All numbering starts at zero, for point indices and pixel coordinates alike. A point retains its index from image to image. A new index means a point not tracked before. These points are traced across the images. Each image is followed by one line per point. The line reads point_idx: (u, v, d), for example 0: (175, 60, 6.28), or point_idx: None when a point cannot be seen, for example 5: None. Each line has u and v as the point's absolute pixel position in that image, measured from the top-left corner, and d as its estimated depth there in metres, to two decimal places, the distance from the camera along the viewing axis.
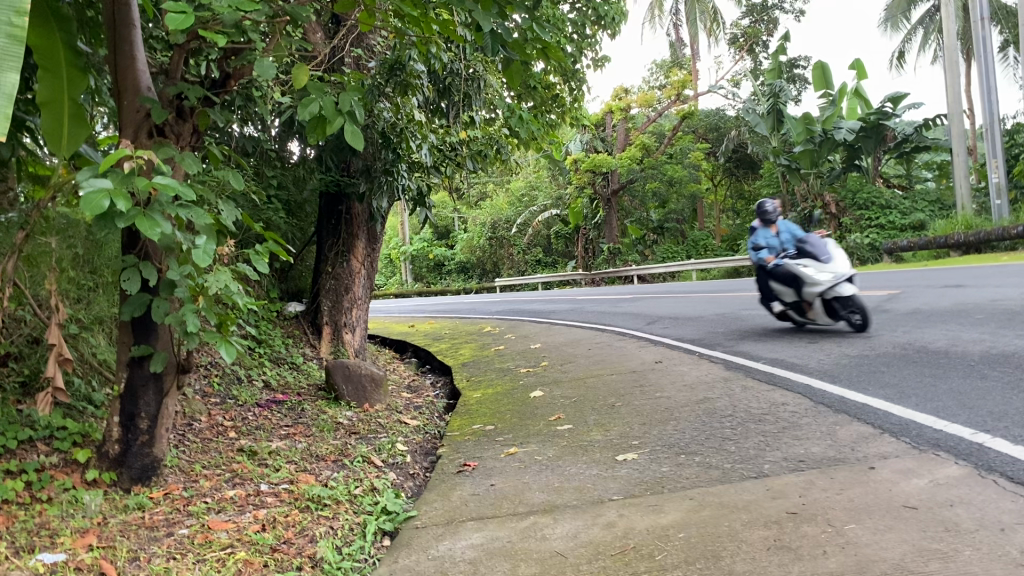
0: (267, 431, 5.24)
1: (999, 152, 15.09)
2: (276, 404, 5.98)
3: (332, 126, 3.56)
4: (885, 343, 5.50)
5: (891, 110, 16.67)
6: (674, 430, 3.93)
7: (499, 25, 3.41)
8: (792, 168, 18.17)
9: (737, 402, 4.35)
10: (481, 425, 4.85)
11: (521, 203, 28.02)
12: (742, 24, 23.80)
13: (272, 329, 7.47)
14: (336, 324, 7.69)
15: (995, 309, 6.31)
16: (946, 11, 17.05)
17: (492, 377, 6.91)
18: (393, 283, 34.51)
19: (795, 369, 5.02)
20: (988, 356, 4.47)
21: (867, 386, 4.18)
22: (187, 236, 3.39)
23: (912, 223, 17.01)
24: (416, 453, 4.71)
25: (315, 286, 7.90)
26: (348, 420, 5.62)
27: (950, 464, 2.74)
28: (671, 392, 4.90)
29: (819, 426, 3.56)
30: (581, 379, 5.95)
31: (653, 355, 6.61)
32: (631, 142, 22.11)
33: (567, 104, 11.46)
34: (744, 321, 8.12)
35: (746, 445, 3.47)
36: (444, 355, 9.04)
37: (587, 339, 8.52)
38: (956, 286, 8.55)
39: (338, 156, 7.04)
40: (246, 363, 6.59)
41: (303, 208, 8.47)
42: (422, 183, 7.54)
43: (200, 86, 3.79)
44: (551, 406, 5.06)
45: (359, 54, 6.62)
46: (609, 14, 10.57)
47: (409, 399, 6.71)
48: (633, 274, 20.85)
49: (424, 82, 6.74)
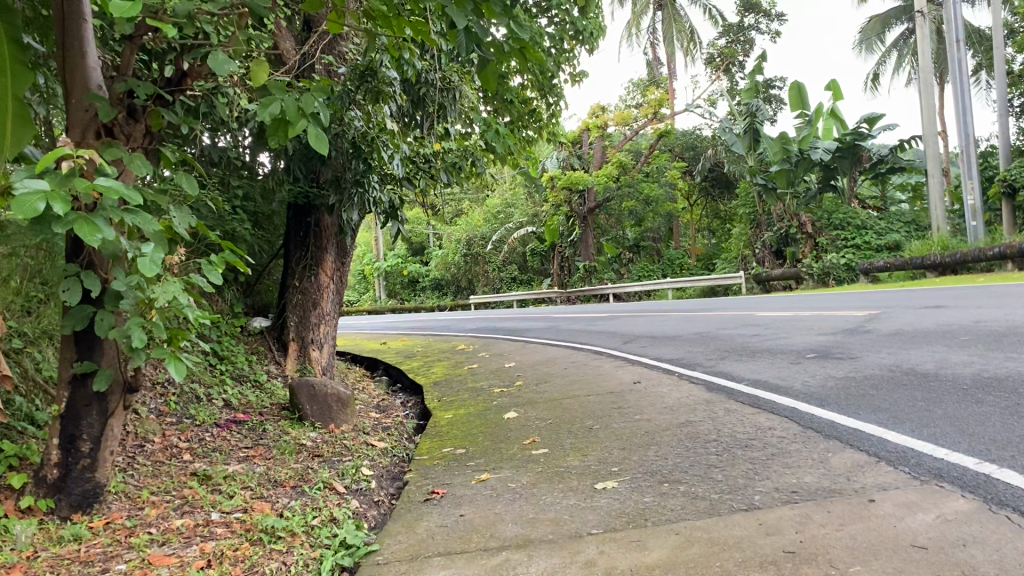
0: (225, 453, 4.96)
1: (974, 174, 15.15)
2: (236, 424, 5.69)
3: (296, 129, 3.31)
4: (871, 364, 5.32)
5: (867, 131, 16.81)
6: (656, 455, 3.71)
7: (475, 22, 3.17)
8: (768, 187, 18.17)
9: (720, 426, 4.14)
10: (452, 449, 4.60)
11: (497, 220, 27.84)
12: (718, 44, 23.94)
13: (235, 345, 7.18)
14: (303, 339, 7.39)
15: (982, 330, 6.18)
16: (921, 33, 17.15)
17: (465, 397, 6.64)
18: (366, 300, 34.14)
19: (780, 391, 4.83)
20: (982, 379, 4.29)
21: (858, 410, 3.98)
22: (132, 243, 3.12)
23: (888, 244, 16.91)
24: (382, 478, 4.44)
25: (281, 302, 7.64)
26: (312, 442, 5.36)
27: (957, 498, 2.53)
28: (650, 415, 4.67)
29: (810, 454, 3.35)
30: (557, 400, 5.71)
31: (632, 375, 6.39)
32: (608, 159, 22.01)
33: (545, 119, 11.29)
34: (724, 340, 7.94)
35: (733, 473, 3.25)
36: (416, 373, 8.77)
37: (563, 358, 8.30)
38: (936, 306, 8.44)
39: (307, 166, 6.82)
40: (205, 380, 6.30)
41: (270, 219, 8.19)
42: (394, 195, 7.26)
43: (152, 83, 3.55)
44: (525, 429, 4.82)
45: (330, 61, 6.41)
46: (587, 28, 10.44)
47: (377, 419, 6.44)
48: (609, 292, 20.72)
49: (396, 91, 6.53)
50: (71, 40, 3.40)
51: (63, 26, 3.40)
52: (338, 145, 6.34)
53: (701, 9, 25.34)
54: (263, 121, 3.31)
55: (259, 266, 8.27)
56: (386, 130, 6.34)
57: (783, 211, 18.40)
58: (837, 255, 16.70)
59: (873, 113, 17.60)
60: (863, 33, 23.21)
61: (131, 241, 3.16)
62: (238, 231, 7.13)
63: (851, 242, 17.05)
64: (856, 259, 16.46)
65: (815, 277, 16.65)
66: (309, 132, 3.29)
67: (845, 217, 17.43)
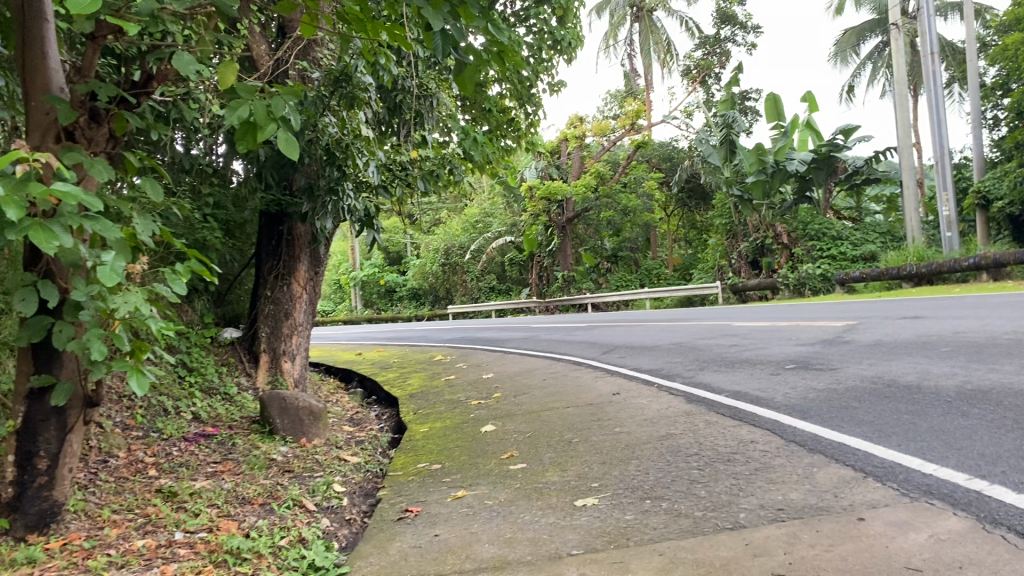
0: (193, 469, 4.80)
1: (949, 185, 15.27)
2: (205, 438, 5.53)
3: (265, 133, 3.20)
4: (852, 376, 5.27)
5: (842, 142, 16.92)
6: (637, 471, 3.61)
7: (451, 24, 3.08)
8: (744, 199, 18.23)
9: (702, 439, 4.05)
10: (428, 464, 4.48)
11: (475, 229, 27.70)
12: (695, 56, 24.06)
13: (204, 356, 7.01)
14: (275, 351, 7.22)
15: (961, 341, 6.15)
16: (895, 46, 17.29)
17: (442, 409, 6.51)
18: (342, 309, 33.85)
19: (761, 403, 4.74)
20: (965, 391, 4.24)
21: (841, 423, 3.90)
22: (92, 251, 2.98)
23: (863, 254, 17.00)
24: (355, 495, 4.31)
25: (253, 312, 7.48)
26: (283, 457, 5.22)
27: (949, 516, 2.45)
28: (630, 428, 4.58)
29: (795, 469, 3.27)
30: (535, 412, 5.60)
31: (611, 386, 6.29)
32: (587, 169, 21.91)
33: (523, 128, 11.20)
34: (703, 350, 7.88)
35: (717, 489, 3.15)
36: (392, 385, 8.63)
37: (541, 369, 8.19)
38: (914, 317, 8.43)
39: (279, 172, 6.68)
40: (173, 393, 6.13)
41: (242, 228, 8.03)
42: (369, 203, 7.10)
43: (114, 85, 3.40)
44: (503, 443, 4.70)
45: (304, 67, 6.30)
46: (565, 38, 10.37)
47: (350, 433, 6.30)
48: (587, 302, 20.66)
49: (371, 97, 6.45)
50: (32, 38, 3.24)
51: (23, 25, 3.25)
52: (311, 151, 6.23)
53: (678, 21, 25.45)
54: (231, 126, 3.20)
55: (231, 275, 8.11)
56: (361, 137, 6.22)
57: (759, 223, 18.46)
58: (813, 265, 16.73)
59: (849, 125, 17.72)
60: (838, 46, 23.41)
61: (91, 249, 3.03)
62: (208, 240, 6.96)
63: (826, 253, 17.13)
64: (832, 270, 16.49)
65: (791, 287, 16.67)
66: (279, 136, 3.19)
67: (820, 227, 17.65)
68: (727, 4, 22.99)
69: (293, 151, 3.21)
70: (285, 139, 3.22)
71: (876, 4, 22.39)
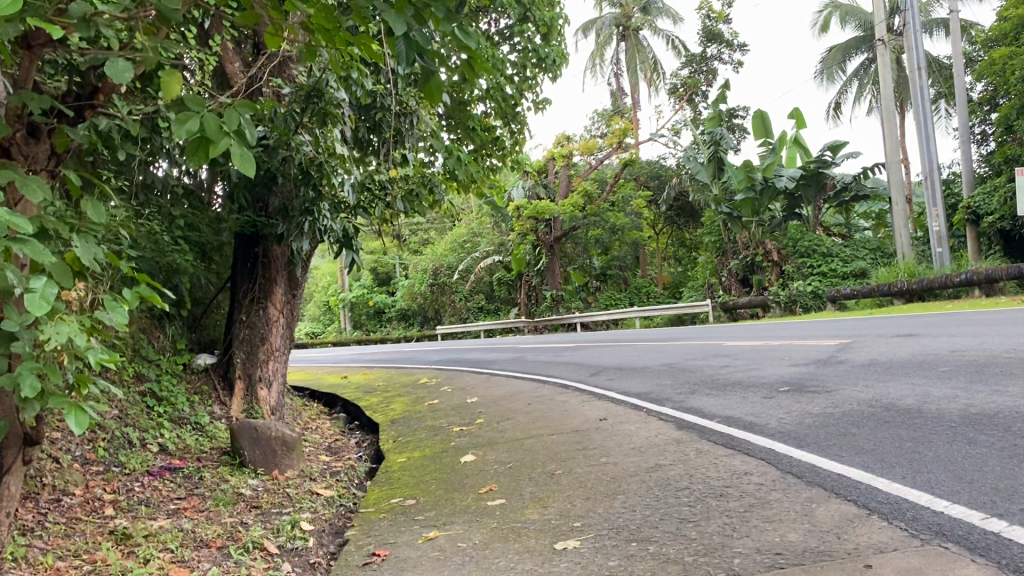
0: (154, 506, 4.52)
1: (939, 200, 15.11)
2: (170, 472, 5.24)
3: (217, 149, 2.97)
4: (848, 399, 5.02)
5: (831, 158, 16.84)
6: (622, 507, 3.35)
7: (415, 29, 2.82)
8: (733, 216, 18.13)
9: (692, 471, 3.80)
10: (402, 499, 4.21)
11: (463, 249, 27.46)
12: (682, 74, 24.00)
13: (175, 385, 6.72)
14: (250, 377, 6.93)
15: (960, 361, 5.92)
16: (882, 61, 17.21)
17: (422, 437, 6.23)
18: (331, 331, 33.48)
19: (754, 429, 4.50)
20: (969, 416, 4.00)
21: (840, 452, 3.66)
22: (22, 276, 2.70)
23: (854, 271, 16.83)
24: (324, 533, 4.07)
25: (227, 337, 7.20)
26: (252, 490, 4.96)
27: (967, 564, 2.22)
28: (617, 458, 4.32)
29: (792, 505, 3.03)
30: (518, 440, 5.34)
31: (598, 412, 6.03)
32: (574, 188, 21.61)
33: (509, 147, 10.96)
34: (693, 372, 7.63)
35: (709, 529, 2.89)
36: (374, 410, 8.33)
37: (527, 393, 7.93)
38: (910, 334, 8.20)
39: (251, 191, 6.43)
40: (139, 424, 5.81)
41: (218, 250, 7.76)
42: (348, 224, 6.84)
43: (48, 97, 3.10)
44: (482, 475, 4.43)
45: (277, 83, 6.04)
46: (549, 55, 10.17)
47: (327, 463, 6.02)
48: (576, 321, 20.44)
49: (346, 112, 6.21)
50: None
51: None
52: (285, 169, 6.00)
53: (665, 40, 25.43)
54: (179, 140, 2.95)
55: (206, 299, 7.84)
56: (336, 155, 5.98)
57: (749, 240, 18.38)
58: (804, 282, 16.64)
59: (837, 141, 17.64)
60: (824, 63, 23.39)
61: (22, 272, 2.75)
62: (178, 263, 6.70)
63: (816, 269, 16.99)
64: (823, 287, 16.42)
65: (782, 305, 16.46)
66: (233, 152, 2.95)
67: (810, 244, 17.42)
68: (713, 22, 22.96)
69: (249, 167, 2.98)
70: (239, 154, 2.99)
71: (862, 21, 22.40)
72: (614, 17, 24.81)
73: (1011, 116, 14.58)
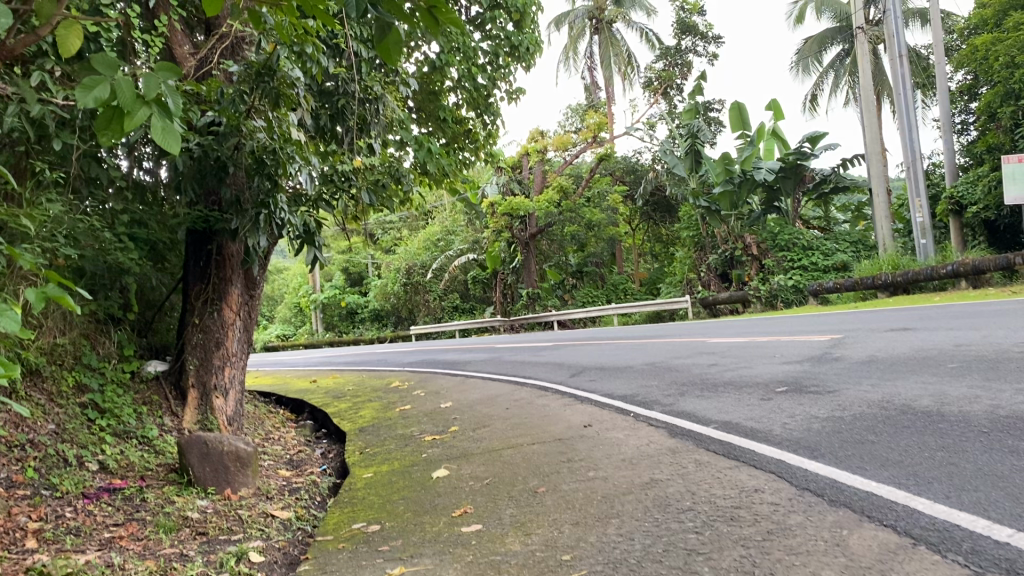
0: (84, 537, 3.99)
1: (922, 191, 14.81)
2: (109, 494, 4.71)
3: (133, 122, 2.27)
4: (856, 400, 4.60)
5: (810, 150, 16.43)
6: (616, 535, 2.89)
7: None
8: (711, 210, 17.71)
9: (692, 488, 3.35)
10: (365, 525, 3.73)
11: (437, 247, 26.97)
12: (656, 67, 23.63)
13: (121, 395, 6.17)
14: (205, 386, 6.43)
15: (968, 356, 5.54)
16: (861, 51, 16.79)
17: (391, 447, 5.73)
18: (302, 333, 32.74)
19: (757, 437, 4.06)
20: (1000, 420, 3.59)
21: (863, 464, 3.24)
22: None
23: (835, 264, 16.60)
24: (276, 566, 3.59)
25: (180, 343, 6.66)
26: (199, 514, 4.45)
27: None
28: (606, 472, 3.86)
29: (820, 532, 2.59)
30: (496, 451, 4.86)
31: (582, 417, 5.57)
32: (549, 184, 21.10)
33: (481, 140, 10.38)
34: (678, 372, 7.17)
35: (724, 565, 2.43)
36: (342, 417, 7.82)
37: (505, 396, 7.45)
38: (903, 328, 7.85)
39: (201, 185, 5.84)
40: (78, 439, 5.27)
41: (172, 249, 7.21)
42: (309, 218, 6.24)
43: None
44: (456, 494, 3.95)
45: (227, 64, 5.46)
46: (522, 43, 9.68)
47: (287, 480, 5.52)
48: (553, 319, 20.00)
49: (302, 96, 5.66)
50: None
51: None
52: (236, 159, 5.39)
53: (638, 33, 25.04)
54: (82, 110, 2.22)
55: (157, 301, 7.26)
56: (292, 141, 5.43)
57: (727, 233, 18.00)
58: (784, 277, 16.23)
59: (815, 132, 17.36)
60: (800, 54, 23.12)
61: None
62: (124, 262, 6.13)
63: (797, 263, 16.65)
64: (804, 281, 16.04)
65: (763, 300, 16.10)
66: (152, 125, 2.30)
67: (790, 238, 17.05)
68: (687, 14, 22.65)
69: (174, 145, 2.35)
70: (163, 129, 2.34)
71: (837, 12, 22.17)
72: (587, 9, 24.47)
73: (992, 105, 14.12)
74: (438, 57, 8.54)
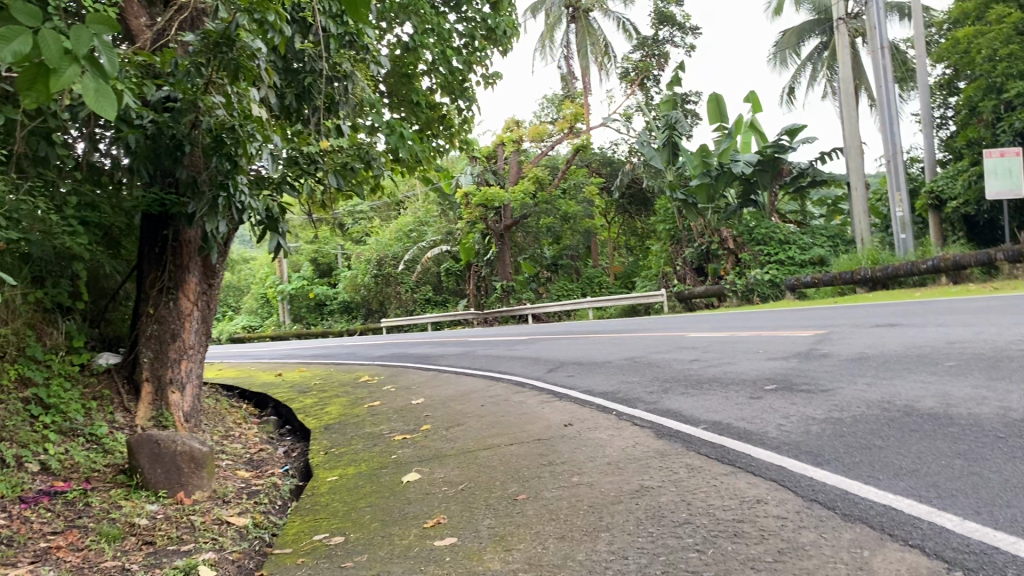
0: (17, 547, 3.62)
1: (902, 184, 14.66)
2: (48, 498, 4.33)
3: (60, 84, 1.83)
4: (854, 400, 4.34)
5: (787, 143, 16.25)
6: (608, 553, 2.58)
7: None
8: (688, 203, 17.44)
9: (688, 497, 3.05)
10: (327, 536, 3.40)
11: (409, 239, 26.54)
12: (633, 58, 23.31)
13: (69, 390, 5.77)
14: (159, 380, 6.02)
15: (965, 353, 5.32)
16: (840, 43, 16.60)
17: (359, 446, 5.40)
18: (271, 325, 32.11)
19: (752, 439, 3.78)
20: (1014, 423, 3.34)
21: (875, 472, 2.96)
22: None
23: (812, 259, 16.37)
24: None
25: (134, 333, 6.25)
26: (148, 520, 4.09)
27: None
28: (592, 477, 3.55)
29: (842, 552, 2.30)
30: (470, 452, 4.54)
31: (562, 415, 5.27)
32: (524, 175, 20.76)
33: (457, 127, 10.01)
34: (659, 368, 6.90)
35: None
36: (308, 413, 7.47)
37: (480, 392, 7.12)
38: (889, 324, 7.63)
39: (157, 165, 5.44)
40: (18, 437, 4.88)
41: (129, 235, 6.81)
42: (271, 202, 5.67)
43: None
44: (427, 501, 3.63)
45: (181, 34, 5.02)
46: (499, 26, 9.32)
47: (245, 482, 5.15)
48: (527, 313, 19.68)
49: (263, 70, 5.22)
50: None
51: None
52: (193, 137, 5.03)
53: (615, 23, 24.71)
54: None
55: (111, 290, 6.86)
56: (253, 118, 5.10)
57: (704, 227, 17.80)
58: (760, 270, 16.07)
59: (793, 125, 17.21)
60: (778, 46, 22.96)
61: None
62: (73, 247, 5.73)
63: (773, 257, 16.43)
64: (780, 275, 15.92)
65: (739, 294, 15.94)
66: (85, 89, 1.86)
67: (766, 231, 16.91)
68: (664, 3, 22.35)
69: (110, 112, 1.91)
70: (96, 93, 1.89)
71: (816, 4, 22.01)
72: None
73: (974, 98, 14.00)
74: (411, 38, 8.17)
